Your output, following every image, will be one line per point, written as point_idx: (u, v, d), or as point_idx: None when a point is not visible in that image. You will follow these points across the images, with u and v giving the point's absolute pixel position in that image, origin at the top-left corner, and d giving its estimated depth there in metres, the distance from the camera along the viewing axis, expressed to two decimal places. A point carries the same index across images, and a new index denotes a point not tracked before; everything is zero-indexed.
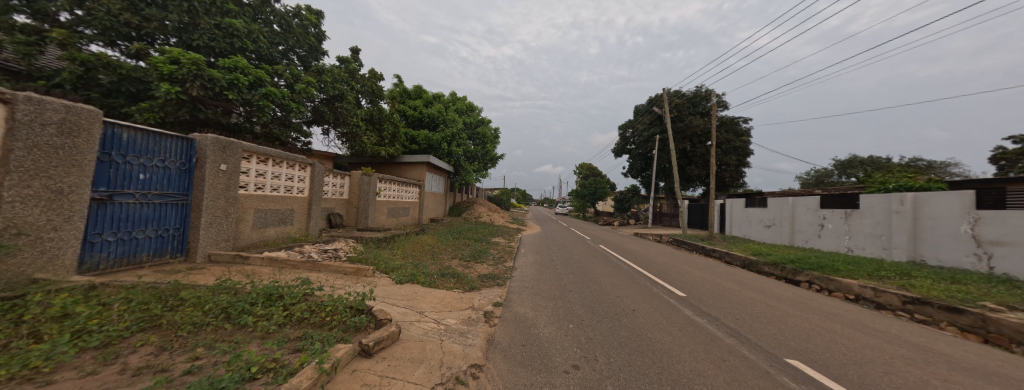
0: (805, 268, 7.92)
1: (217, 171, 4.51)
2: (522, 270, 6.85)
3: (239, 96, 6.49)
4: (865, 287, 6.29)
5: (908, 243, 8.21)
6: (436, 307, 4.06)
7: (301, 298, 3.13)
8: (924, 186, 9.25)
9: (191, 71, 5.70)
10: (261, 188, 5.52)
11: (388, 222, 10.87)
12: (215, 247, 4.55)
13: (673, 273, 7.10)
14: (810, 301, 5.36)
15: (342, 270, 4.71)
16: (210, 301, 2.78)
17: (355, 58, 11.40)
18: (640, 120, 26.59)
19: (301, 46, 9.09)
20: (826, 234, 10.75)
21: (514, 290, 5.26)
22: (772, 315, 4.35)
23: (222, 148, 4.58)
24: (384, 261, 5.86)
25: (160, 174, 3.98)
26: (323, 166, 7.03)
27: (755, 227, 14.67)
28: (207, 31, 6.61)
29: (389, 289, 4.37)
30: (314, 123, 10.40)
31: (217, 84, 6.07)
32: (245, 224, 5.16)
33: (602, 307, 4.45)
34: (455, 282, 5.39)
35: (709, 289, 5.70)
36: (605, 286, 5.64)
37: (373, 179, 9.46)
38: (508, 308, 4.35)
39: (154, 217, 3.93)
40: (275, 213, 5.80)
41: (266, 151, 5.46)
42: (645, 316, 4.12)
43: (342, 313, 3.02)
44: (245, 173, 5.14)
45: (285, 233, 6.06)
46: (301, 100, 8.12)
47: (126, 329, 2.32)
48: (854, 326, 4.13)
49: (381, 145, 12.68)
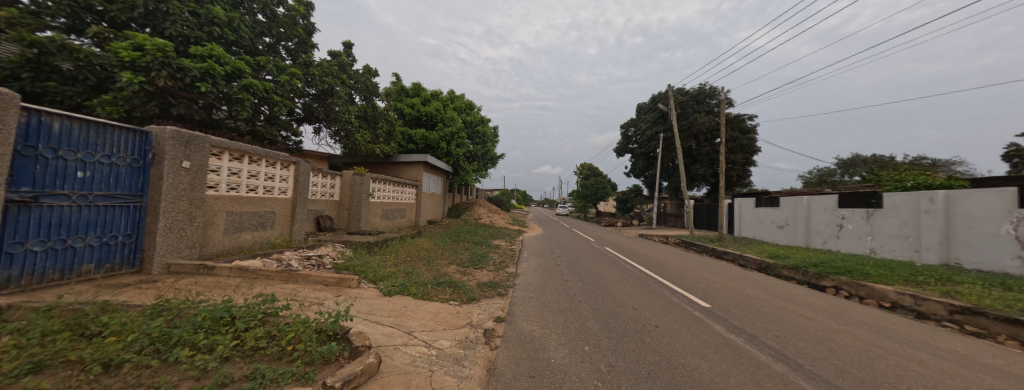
0: (831, 272, 7.35)
1: (177, 169, 3.92)
2: (526, 277, 6.27)
3: (214, 88, 5.90)
4: (904, 295, 5.74)
5: (940, 244, 7.64)
6: (428, 324, 3.47)
7: (262, 321, 2.52)
8: (944, 184, 8.58)
9: (156, 59, 5.08)
10: (236, 188, 4.95)
11: (382, 224, 10.29)
12: (177, 256, 3.97)
13: (691, 279, 6.50)
14: (850, 313, 4.79)
15: (323, 280, 4.16)
16: (138, 329, 2.15)
17: (348, 53, 10.91)
18: (643, 118, 26.12)
19: (289, 37, 8.59)
20: (846, 235, 10.19)
21: (518, 301, 4.69)
22: (820, 334, 3.76)
23: (185, 142, 4.01)
24: (373, 269, 5.29)
25: (105, 172, 3.39)
26: (309, 164, 6.49)
27: (766, 228, 14.09)
28: (179, 18, 5.97)
29: (373, 303, 3.78)
30: (304, 121, 9.85)
31: (187, 74, 5.49)
32: (215, 228, 4.58)
33: (619, 322, 3.87)
34: (451, 292, 4.81)
35: (734, 299, 5.13)
36: (619, 296, 5.06)
37: (366, 179, 8.96)
38: (513, 324, 3.75)
39: (96, 222, 3.34)
40: (252, 216, 5.24)
41: (240, 147, 4.90)
42: (671, 334, 3.55)
43: (310, 341, 2.40)
44: (215, 172, 4.57)
45: (264, 238, 5.49)
46: (287, 94, 7.59)
47: (8, 371, 1.71)
48: (915, 346, 3.53)
49: (376, 143, 12.13)
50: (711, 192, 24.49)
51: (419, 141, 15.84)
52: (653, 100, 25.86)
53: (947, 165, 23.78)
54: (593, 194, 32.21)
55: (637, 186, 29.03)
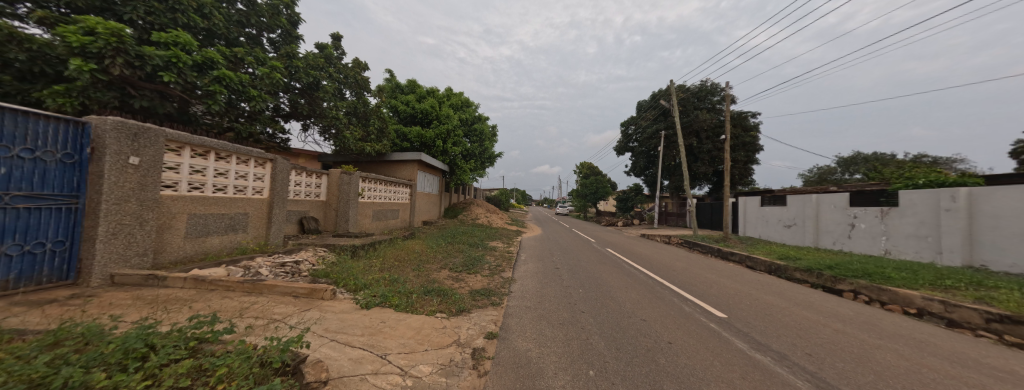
0: (848, 275, 6.92)
1: (123, 165, 3.43)
2: (523, 283, 5.80)
3: (180, 79, 5.31)
4: (932, 301, 5.28)
5: (964, 245, 7.19)
6: (407, 344, 2.98)
7: (190, 351, 2.01)
8: (955, 182, 8.16)
9: (110, 45, 4.51)
10: (200, 188, 4.47)
11: (373, 225, 9.78)
12: (123, 266, 3.49)
13: (700, 284, 6.05)
14: (879, 323, 4.33)
15: (292, 291, 3.69)
16: (12, 370, 1.62)
17: (336, 46, 10.44)
18: (643, 116, 25.73)
19: (271, 28, 8.14)
20: (858, 235, 9.77)
21: (514, 312, 4.22)
22: (858, 351, 3.30)
23: (132, 135, 3.52)
24: (354, 276, 4.81)
25: (27, 169, 2.91)
26: (287, 162, 5.99)
27: (773, 228, 13.63)
28: (142, 3, 5.40)
29: (345, 318, 3.29)
30: (291, 118, 9.37)
31: (148, 62, 4.91)
32: (174, 233, 4.10)
33: (627, 338, 3.40)
34: (439, 302, 4.34)
35: (750, 307, 4.69)
36: (625, 306, 4.59)
37: (355, 178, 8.42)
38: (506, 342, 3.27)
39: (16, 227, 2.84)
40: (220, 218, 4.76)
41: (203, 142, 4.40)
42: (687, 354, 3.09)
43: (246, 378, 1.84)
44: (173, 169, 4.09)
45: (235, 242, 5.00)
46: (267, 88, 7.06)
47: None
48: (969, 368, 3.06)
49: (368, 141, 11.60)
50: (713, 191, 24.08)
51: (414, 139, 15.45)
52: (654, 97, 25.40)
53: (949, 163, 23.57)
54: (593, 193, 31.74)
55: (638, 185, 28.59)
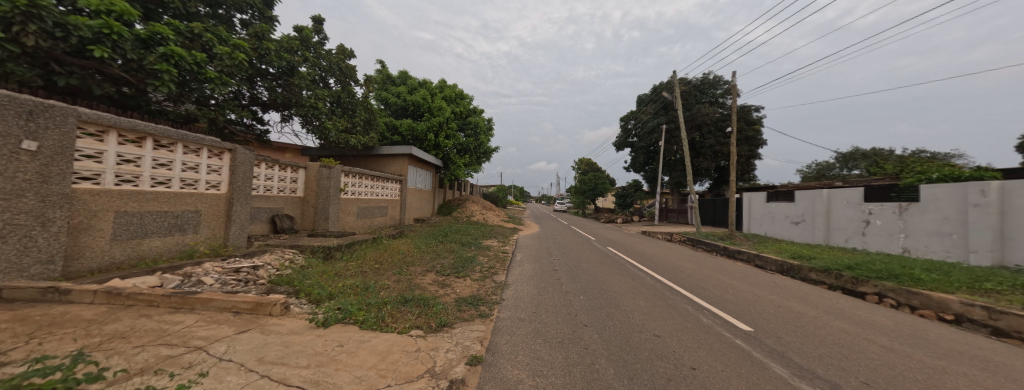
0: (870, 276, 6.37)
1: (13, 151, 2.73)
2: (518, 289, 5.17)
3: (116, 54, 4.55)
4: (972, 306, 4.71)
5: (995, 243, 6.63)
6: (364, 378, 2.32)
7: None
8: (975, 175, 7.61)
9: (18, 9, 3.76)
10: (132, 181, 3.78)
11: (357, 224, 9.11)
12: (17, 277, 2.81)
13: (714, 289, 5.44)
14: (928, 337, 3.72)
15: (232, 305, 3.03)
16: None
17: (317, 29, 9.71)
18: (643, 110, 25.19)
19: (240, 7, 7.40)
20: (873, 232, 9.21)
21: (505, 327, 3.59)
22: (921, 377, 2.72)
23: (25, 113, 2.82)
24: (320, 283, 4.16)
25: None
26: (249, 152, 5.29)
27: (779, 225, 13.08)
28: None
29: (292, 341, 2.64)
30: (266, 108, 8.67)
31: (73, 32, 4.17)
32: (96, 235, 3.42)
33: (640, 363, 2.78)
34: (417, 314, 3.71)
35: (776, 317, 4.10)
36: (633, 317, 3.98)
37: (336, 172, 7.70)
38: (492, 371, 2.63)
39: None
40: (161, 217, 4.07)
41: (135, 126, 3.69)
42: (717, 384, 2.47)
43: None
44: (93, 158, 3.39)
45: (181, 244, 4.33)
46: (229, 69, 6.30)
47: None
48: None
49: (353, 133, 10.75)
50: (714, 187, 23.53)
51: (405, 133, 14.76)
52: (654, 90, 24.81)
53: (949, 157, 23.16)
54: (592, 189, 31.13)
55: (637, 181, 27.98)
